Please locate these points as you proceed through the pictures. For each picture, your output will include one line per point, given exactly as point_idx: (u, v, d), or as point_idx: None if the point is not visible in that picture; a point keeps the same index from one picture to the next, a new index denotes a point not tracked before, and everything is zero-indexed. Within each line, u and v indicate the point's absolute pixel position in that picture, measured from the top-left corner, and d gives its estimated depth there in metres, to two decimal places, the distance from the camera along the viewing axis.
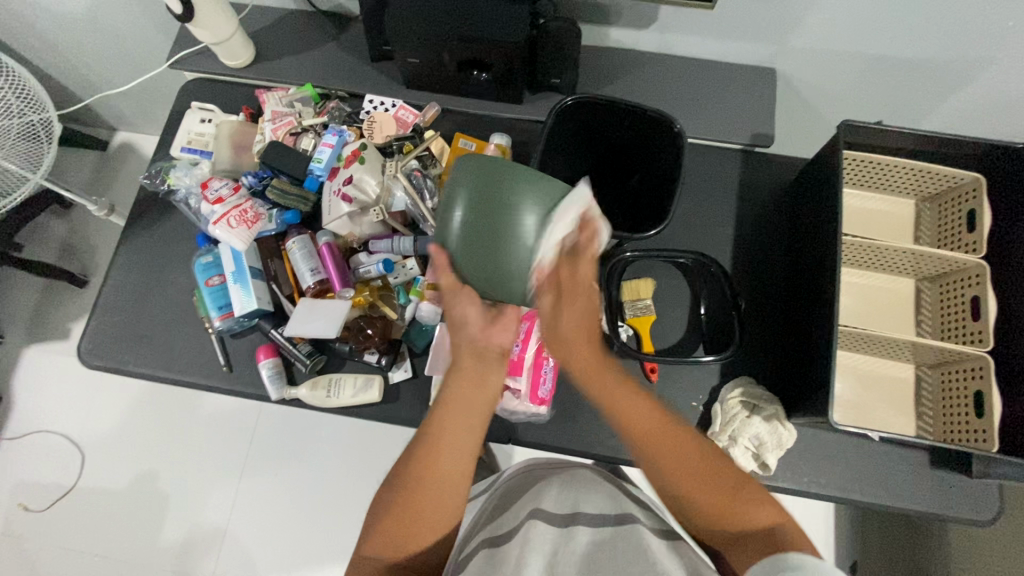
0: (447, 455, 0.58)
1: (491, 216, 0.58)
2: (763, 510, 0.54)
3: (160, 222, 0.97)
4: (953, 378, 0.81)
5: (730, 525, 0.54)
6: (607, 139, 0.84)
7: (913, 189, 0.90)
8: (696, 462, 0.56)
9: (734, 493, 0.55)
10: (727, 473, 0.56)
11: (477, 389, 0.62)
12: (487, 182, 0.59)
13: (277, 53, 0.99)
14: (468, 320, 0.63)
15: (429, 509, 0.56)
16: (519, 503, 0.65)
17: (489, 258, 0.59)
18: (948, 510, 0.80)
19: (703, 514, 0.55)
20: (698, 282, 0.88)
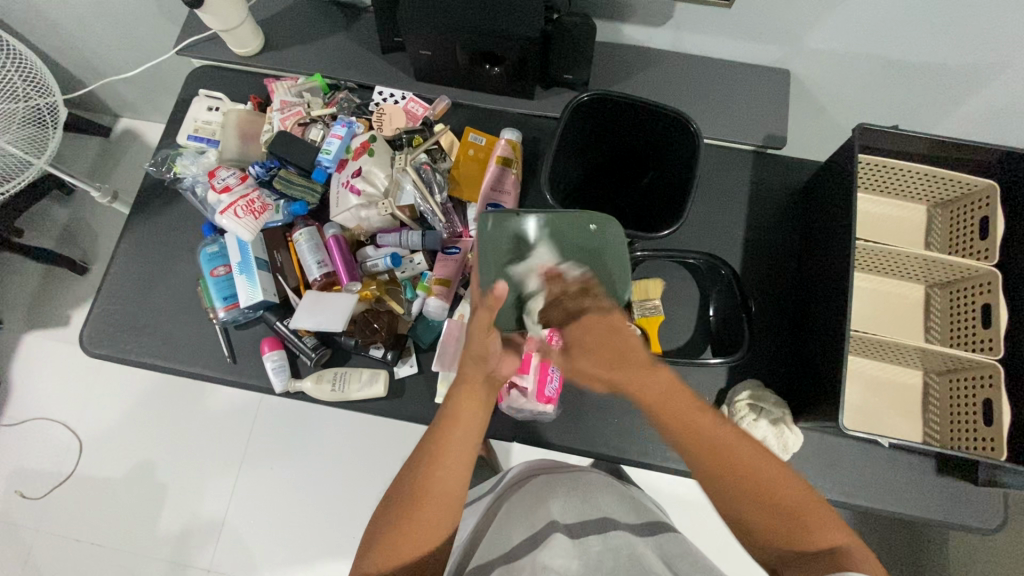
0: (449, 475, 0.55)
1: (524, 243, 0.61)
2: (825, 527, 0.50)
3: (165, 210, 0.96)
4: (961, 385, 0.80)
5: (783, 541, 0.50)
6: (620, 136, 0.83)
7: (925, 195, 0.89)
8: (761, 483, 0.52)
9: (796, 511, 0.50)
10: (790, 490, 0.52)
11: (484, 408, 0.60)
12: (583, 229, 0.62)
13: (287, 42, 0.98)
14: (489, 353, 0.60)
15: (434, 516, 0.53)
16: (524, 508, 0.65)
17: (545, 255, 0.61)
18: (953, 517, 0.80)
19: (766, 535, 0.51)
20: (708, 284, 0.87)
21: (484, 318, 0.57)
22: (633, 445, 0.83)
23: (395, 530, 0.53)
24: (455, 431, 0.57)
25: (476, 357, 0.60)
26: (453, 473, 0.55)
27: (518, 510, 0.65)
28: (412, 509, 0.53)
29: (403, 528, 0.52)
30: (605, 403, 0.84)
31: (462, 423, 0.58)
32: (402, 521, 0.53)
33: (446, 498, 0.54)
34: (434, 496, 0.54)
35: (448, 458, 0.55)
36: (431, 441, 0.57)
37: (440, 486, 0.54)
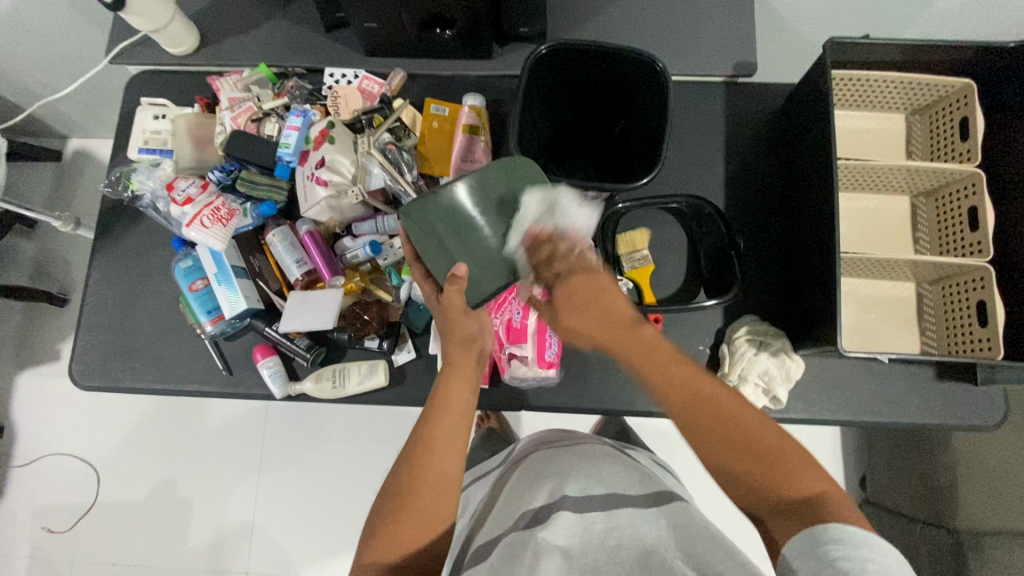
0: (443, 461, 0.57)
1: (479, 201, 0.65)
2: (807, 477, 0.51)
3: (127, 230, 0.91)
4: (954, 290, 0.81)
5: (764, 492, 0.51)
6: (586, 88, 0.78)
7: (903, 102, 0.87)
8: (743, 435, 0.53)
9: (775, 461, 0.51)
10: (765, 441, 0.52)
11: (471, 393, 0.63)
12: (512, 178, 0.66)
13: (225, 34, 0.93)
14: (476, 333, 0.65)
15: (430, 505, 0.56)
16: (527, 482, 0.65)
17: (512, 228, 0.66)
18: (957, 420, 0.82)
19: (746, 484, 0.52)
20: (695, 227, 0.86)
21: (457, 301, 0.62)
22: (640, 396, 0.84)
23: (394, 522, 0.55)
24: (444, 421, 0.59)
25: (464, 340, 0.64)
26: (447, 460, 0.58)
27: (521, 483, 0.66)
28: (409, 495, 0.56)
29: (402, 517, 0.55)
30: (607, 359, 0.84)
31: (451, 408, 0.60)
32: (399, 508, 0.55)
33: (440, 486, 0.57)
34: (429, 481, 0.56)
35: (439, 446, 0.58)
36: (426, 427, 0.59)
37: (435, 472, 0.57)
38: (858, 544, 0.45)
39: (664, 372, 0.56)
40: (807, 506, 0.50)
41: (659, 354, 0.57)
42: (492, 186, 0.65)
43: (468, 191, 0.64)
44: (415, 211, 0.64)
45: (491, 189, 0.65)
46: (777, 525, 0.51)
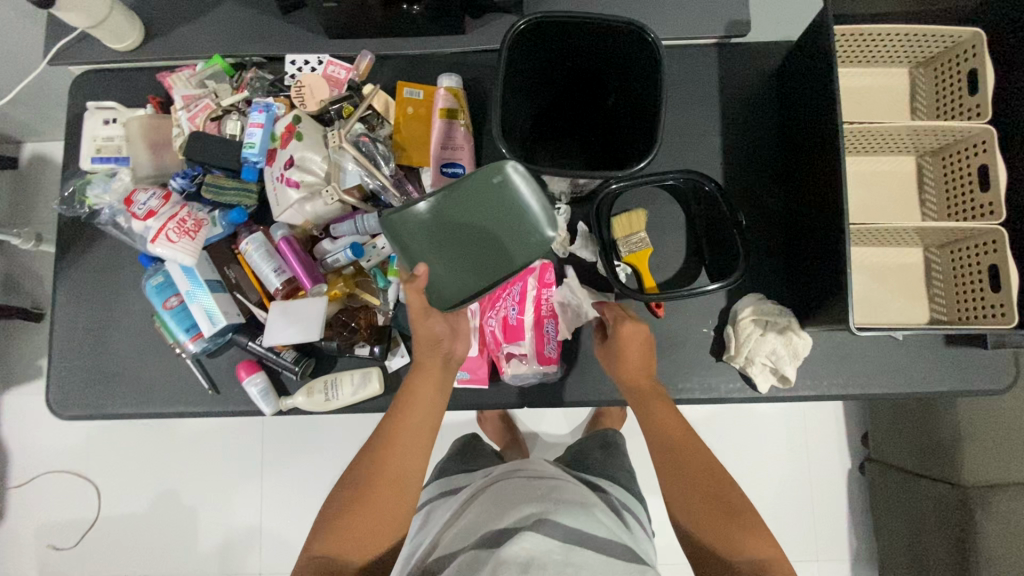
0: (402, 459, 0.63)
1: (446, 213, 0.63)
2: (758, 540, 0.58)
3: (89, 248, 0.85)
4: (964, 254, 0.78)
5: (714, 540, 0.59)
6: (572, 63, 0.72)
7: (907, 55, 0.82)
8: (712, 490, 0.62)
9: (735, 518, 0.60)
10: (728, 500, 0.62)
11: (440, 393, 0.68)
12: (479, 191, 0.63)
13: (173, 24, 0.85)
14: (439, 335, 0.67)
15: (387, 505, 0.60)
16: (495, 501, 0.64)
17: (480, 240, 0.64)
18: (967, 385, 0.80)
19: (701, 532, 0.60)
20: (693, 204, 0.82)
21: (417, 304, 0.64)
22: None
23: (349, 512, 0.60)
24: (408, 421, 0.65)
25: (428, 342, 0.67)
26: (407, 457, 0.63)
27: (491, 501, 0.65)
28: (367, 491, 0.61)
29: (356, 511, 0.60)
30: None
31: (417, 410, 0.66)
32: (355, 501, 0.60)
33: (396, 484, 0.62)
34: (387, 479, 0.61)
35: (402, 442, 0.64)
36: (389, 424, 0.65)
37: (393, 471, 0.62)
38: None
39: (662, 420, 0.69)
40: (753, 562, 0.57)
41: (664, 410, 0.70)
42: (460, 196, 0.63)
43: (434, 203, 0.62)
44: (388, 225, 0.63)
45: (460, 199, 0.63)
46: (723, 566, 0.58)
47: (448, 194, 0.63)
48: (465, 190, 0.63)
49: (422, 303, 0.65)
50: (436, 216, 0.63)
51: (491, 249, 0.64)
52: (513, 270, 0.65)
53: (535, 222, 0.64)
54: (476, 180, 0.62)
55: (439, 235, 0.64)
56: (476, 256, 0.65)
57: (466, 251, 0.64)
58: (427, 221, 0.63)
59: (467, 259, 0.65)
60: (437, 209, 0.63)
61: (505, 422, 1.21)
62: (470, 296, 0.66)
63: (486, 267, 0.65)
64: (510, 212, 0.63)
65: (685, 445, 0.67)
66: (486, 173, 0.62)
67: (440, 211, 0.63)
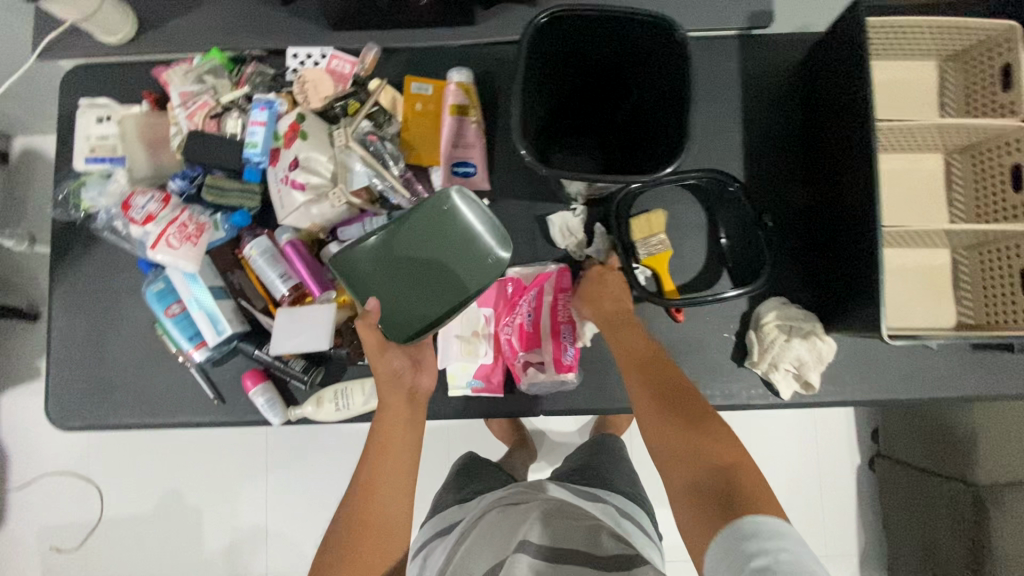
0: (386, 505, 0.61)
1: (394, 244, 0.69)
2: (727, 451, 0.57)
3: (84, 252, 0.82)
4: (994, 257, 0.75)
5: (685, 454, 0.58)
6: (591, 58, 0.68)
7: (937, 48, 0.79)
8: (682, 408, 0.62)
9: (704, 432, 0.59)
10: (699, 418, 0.61)
11: (411, 429, 0.66)
12: (429, 223, 0.68)
13: (168, 16, 0.81)
14: (398, 368, 0.68)
15: (378, 553, 0.59)
16: (480, 540, 0.63)
17: (429, 267, 0.69)
18: (992, 390, 0.79)
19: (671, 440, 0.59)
20: (716, 205, 0.79)
21: (372, 337, 0.67)
22: None
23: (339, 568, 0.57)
24: (385, 464, 0.62)
25: (388, 377, 0.67)
26: (391, 503, 0.61)
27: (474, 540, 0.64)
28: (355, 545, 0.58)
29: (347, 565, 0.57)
30: None
31: (393, 451, 0.63)
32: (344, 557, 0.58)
33: (385, 532, 0.60)
34: (375, 529, 0.59)
35: (381, 488, 0.61)
36: (365, 472, 0.62)
37: (382, 520, 0.60)
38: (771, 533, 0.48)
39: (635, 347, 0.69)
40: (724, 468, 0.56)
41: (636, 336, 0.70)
42: (407, 228, 0.68)
43: (384, 235, 0.68)
44: (341, 260, 0.68)
45: (405, 231, 0.69)
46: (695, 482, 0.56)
47: (396, 226, 0.69)
48: (415, 223, 0.68)
49: (377, 338, 0.67)
50: (389, 249, 0.69)
51: (441, 276, 0.69)
52: (466, 296, 0.69)
53: (485, 248, 0.69)
54: (424, 213, 0.68)
55: (390, 266, 0.69)
56: (427, 285, 0.69)
57: (418, 279, 0.69)
58: (377, 253, 0.68)
59: (420, 289, 0.69)
60: (384, 241, 0.68)
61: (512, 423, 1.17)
62: (426, 325, 0.70)
63: (438, 293, 0.69)
64: (457, 238, 0.69)
65: (657, 369, 0.66)
66: (434, 205, 0.68)
67: (389, 242, 0.69)
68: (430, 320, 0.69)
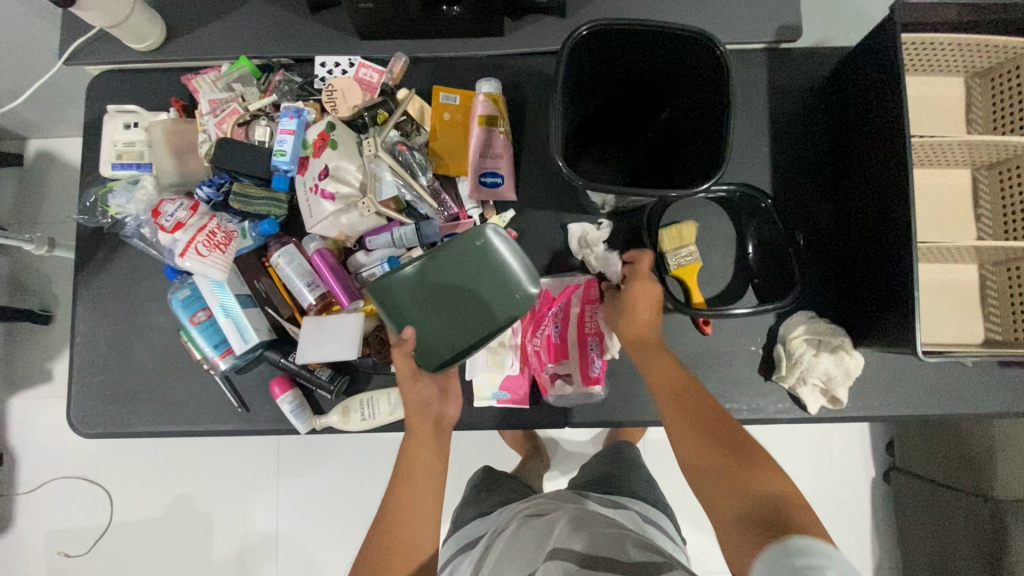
0: (414, 528, 0.60)
1: (428, 273, 0.67)
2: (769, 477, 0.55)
3: (109, 258, 0.82)
4: (1023, 273, 0.75)
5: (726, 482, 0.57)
6: (625, 72, 0.68)
7: (965, 65, 0.79)
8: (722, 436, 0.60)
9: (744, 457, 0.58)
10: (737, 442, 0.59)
11: (438, 455, 0.65)
12: (465, 252, 0.67)
13: (196, 23, 0.81)
14: (429, 398, 0.67)
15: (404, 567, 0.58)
16: (514, 542, 0.62)
17: (462, 297, 0.68)
18: (1018, 407, 0.78)
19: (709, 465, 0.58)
20: (744, 219, 0.79)
21: (405, 365, 0.66)
22: None
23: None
24: (412, 488, 0.62)
25: (418, 406, 0.67)
26: (418, 527, 0.60)
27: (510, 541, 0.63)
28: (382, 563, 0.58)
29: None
30: None
31: (419, 475, 0.63)
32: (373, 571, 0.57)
33: (412, 554, 0.59)
34: (402, 553, 0.59)
35: (409, 513, 0.61)
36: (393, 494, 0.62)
37: (408, 543, 0.59)
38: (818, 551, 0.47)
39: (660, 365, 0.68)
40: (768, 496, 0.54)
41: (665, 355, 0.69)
42: (440, 257, 0.67)
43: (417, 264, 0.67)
44: (375, 287, 0.68)
45: (438, 261, 0.67)
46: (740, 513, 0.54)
47: (429, 254, 0.68)
48: (450, 252, 0.67)
49: (410, 366, 0.66)
50: (423, 277, 0.67)
51: (473, 306, 0.68)
52: (497, 329, 0.68)
53: (516, 282, 0.67)
54: (457, 244, 0.67)
55: (423, 294, 0.68)
56: (460, 315, 0.68)
57: (451, 309, 0.68)
58: (410, 281, 0.67)
59: (452, 319, 0.68)
60: (418, 269, 0.67)
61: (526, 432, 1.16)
62: (457, 355, 0.68)
63: (469, 325, 0.68)
64: (489, 269, 0.67)
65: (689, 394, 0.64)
66: (470, 236, 0.67)
67: (422, 270, 0.67)
68: (460, 349, 0.68)
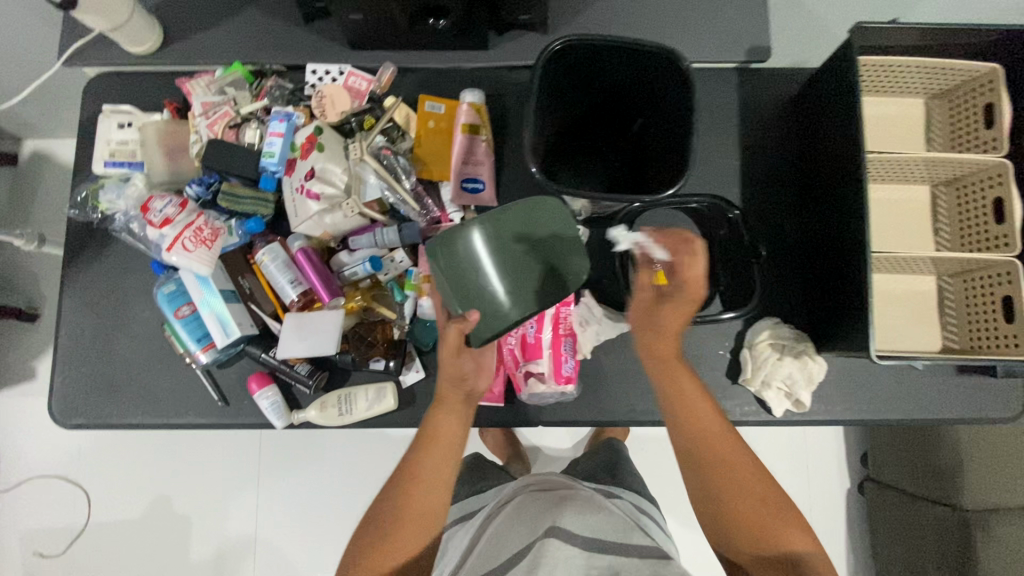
0: (428, 492, 0.59)
1: (494, 238, 0.65)
2: (796, 538, 0.56)
3: (97, 252, 0.83)
4: (977, 284, 0.79)
5: (754, 541, 0.56)
6: (600, 85, 0.72)
7: (923, 87, 0.84)
8: (755, 491, 0.57)
9: (774, 515, 0.57)
10: (769, 496, 0.57)
11: (463, 425, 0.62)
12: (540, 213, 0.66)
13: (193, 29, 0.84)
14: (468, 373, 0.61)
15: (414, 535, 0.58)
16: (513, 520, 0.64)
17: (527, 264, 0.66)
18: (976, 413, 0.81)
19: (733, 519, 0.57)
20: (712, 228, 0.82)
21: (456, 339, 0.59)
22: None
23: (376, 547, 0.57)
24: (432, 455, 0.60)
25: (454, 381, 0.60)
26: (433, 492, 0.59)
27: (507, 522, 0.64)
28: (392, 532, 0.57)
29: (385, 547, 0.57)
30: (624, 369, 0.81)
31: (440, 443, 0.61)
32: (381, 539, 0.57)
33: (424, 520, 0.58)
34: (412, 520, 0.58)
35: (426, 480, 0.59)
36: (409, 460, 0.61)
37: (419, 508, 0.59)
38: None
39: (692, 407, 0.61)
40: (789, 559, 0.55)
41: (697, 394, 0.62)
42: (509, 222, 0.65)
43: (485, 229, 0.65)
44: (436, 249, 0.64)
45: (506, 225, 0.65)
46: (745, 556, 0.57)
47: (496, 218, 0.65)
48: (516, 214, 0.66)
49: (461, 339, 0.60)
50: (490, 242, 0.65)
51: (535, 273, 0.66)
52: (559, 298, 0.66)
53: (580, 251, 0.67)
54: (527, 210, 0.66)
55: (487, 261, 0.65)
56: (522, 283, 0.65)
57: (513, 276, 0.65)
58: (476, 246, 0.65)
59: (515, 287, 0.65)
60: (485, 233, 0.65)
61: (507, 435, 1.18)
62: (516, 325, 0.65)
63: (533, 292, 0.66)
64: (557, 237, 0.66)
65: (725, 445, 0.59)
66: (543, 202, 0.66)
67: (489, 233, 0.65)
68: (520, 319, 0.65)
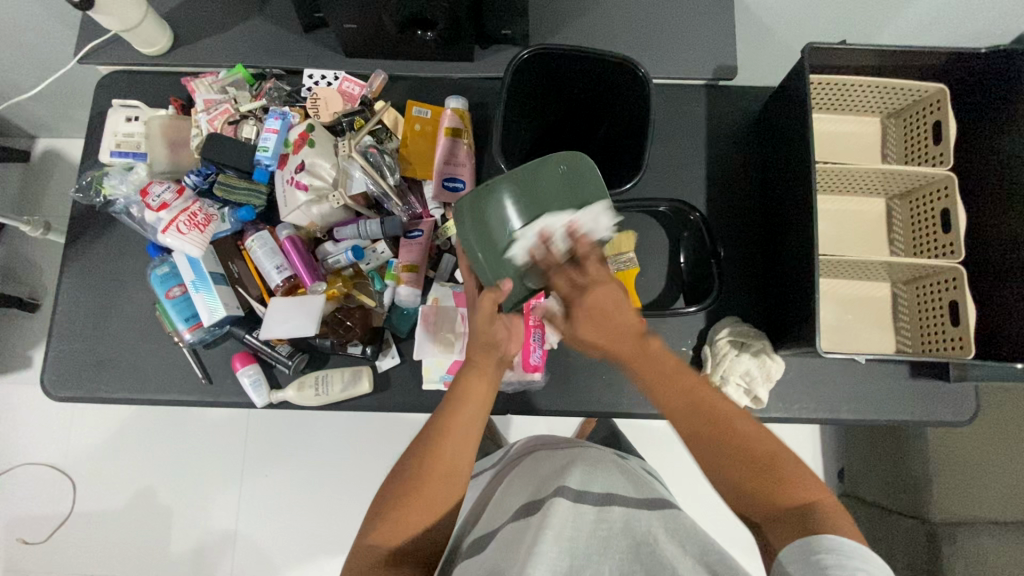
0: (456, 447, 0.58)
1: (523, 201, 0.66)
2: (806, 487, 0.53)
3: (98, 236, 0.89)
4: (928, 290, 0.83)
5: (769, 502, 0.53)
6: (569, 93, 0.78)
7: (878, 107, 0.89)
8: (754, 451, 0.55)
9: (777, 469, 0.54)
10: (776, 452, 0.55)
11: (492, 387, 0.63)
12: (566, 175, 0.66)
13: (201, 35, 0.91)
14: (500, 340, 0.62)
15: (439, 491, 0.56)
16: (525, 483, 0.67)
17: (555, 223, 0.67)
18: (930, 416, 0.84)
19: (735, 483, 0.55)
20: (677, 231, 0.87)
21: (487, 309, 0.61)
22: (623, 396, 0.85)
23: (400, 500, 0.56)
24: (462, 413, 0.59)
25: (486, 345, 0.62)
26: (460, 447, 0.58)
27: (516, 484, 0.69)
28: (419, 482, 0.56)
29: (409, 501, 0.56)
30: (590, 362, 0.85)
31: (470, 403, 0.60)
32: (408, 490, 0.56)
33: (449, 474, 0.57)
34: (438, 475, 0.57)
35: (453, 434, 0.58)
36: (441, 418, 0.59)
37: (445, 463, 0.57)
38: (851, 555, 0.46)
39: (665, 382, 0.59)
40: (803, 513, 0.52)
41: (673, 368, 0.59)
42: (537, 185, 0.66)
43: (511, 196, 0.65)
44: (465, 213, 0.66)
45: (528, 189, 0.66)
46: (774, 533, 0.53)
47: (519, 178, 0.65)
48: (555, 174, 0.66)
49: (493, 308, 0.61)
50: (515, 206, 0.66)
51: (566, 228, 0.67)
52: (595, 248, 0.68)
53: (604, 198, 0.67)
54: (551, 169, 0.66)
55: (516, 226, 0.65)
56: None
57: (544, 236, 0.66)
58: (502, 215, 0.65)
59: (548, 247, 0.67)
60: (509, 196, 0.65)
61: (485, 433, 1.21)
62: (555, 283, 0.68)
63: None
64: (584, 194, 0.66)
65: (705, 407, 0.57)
66: (563, 159, 0.67)
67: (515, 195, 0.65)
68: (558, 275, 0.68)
